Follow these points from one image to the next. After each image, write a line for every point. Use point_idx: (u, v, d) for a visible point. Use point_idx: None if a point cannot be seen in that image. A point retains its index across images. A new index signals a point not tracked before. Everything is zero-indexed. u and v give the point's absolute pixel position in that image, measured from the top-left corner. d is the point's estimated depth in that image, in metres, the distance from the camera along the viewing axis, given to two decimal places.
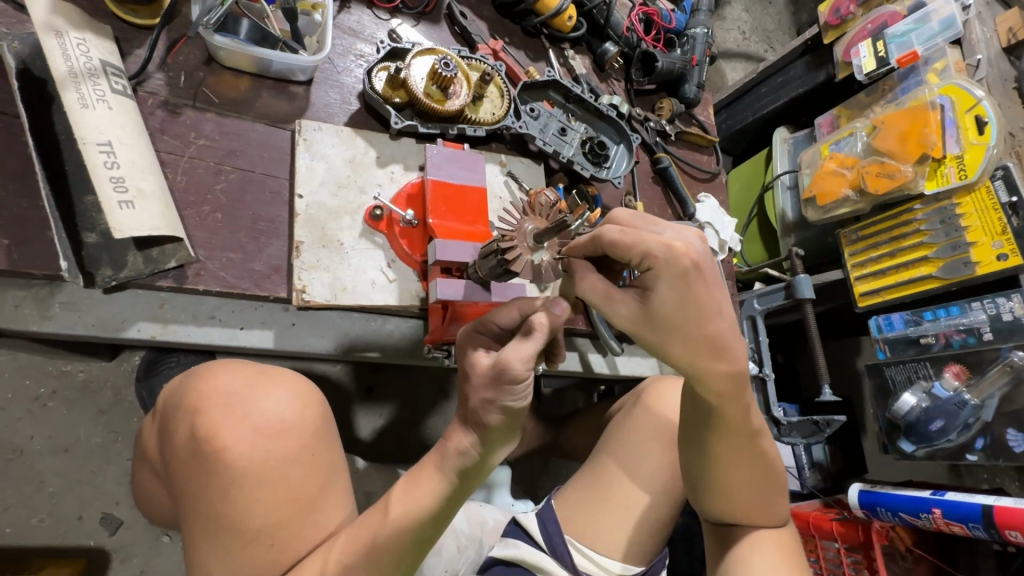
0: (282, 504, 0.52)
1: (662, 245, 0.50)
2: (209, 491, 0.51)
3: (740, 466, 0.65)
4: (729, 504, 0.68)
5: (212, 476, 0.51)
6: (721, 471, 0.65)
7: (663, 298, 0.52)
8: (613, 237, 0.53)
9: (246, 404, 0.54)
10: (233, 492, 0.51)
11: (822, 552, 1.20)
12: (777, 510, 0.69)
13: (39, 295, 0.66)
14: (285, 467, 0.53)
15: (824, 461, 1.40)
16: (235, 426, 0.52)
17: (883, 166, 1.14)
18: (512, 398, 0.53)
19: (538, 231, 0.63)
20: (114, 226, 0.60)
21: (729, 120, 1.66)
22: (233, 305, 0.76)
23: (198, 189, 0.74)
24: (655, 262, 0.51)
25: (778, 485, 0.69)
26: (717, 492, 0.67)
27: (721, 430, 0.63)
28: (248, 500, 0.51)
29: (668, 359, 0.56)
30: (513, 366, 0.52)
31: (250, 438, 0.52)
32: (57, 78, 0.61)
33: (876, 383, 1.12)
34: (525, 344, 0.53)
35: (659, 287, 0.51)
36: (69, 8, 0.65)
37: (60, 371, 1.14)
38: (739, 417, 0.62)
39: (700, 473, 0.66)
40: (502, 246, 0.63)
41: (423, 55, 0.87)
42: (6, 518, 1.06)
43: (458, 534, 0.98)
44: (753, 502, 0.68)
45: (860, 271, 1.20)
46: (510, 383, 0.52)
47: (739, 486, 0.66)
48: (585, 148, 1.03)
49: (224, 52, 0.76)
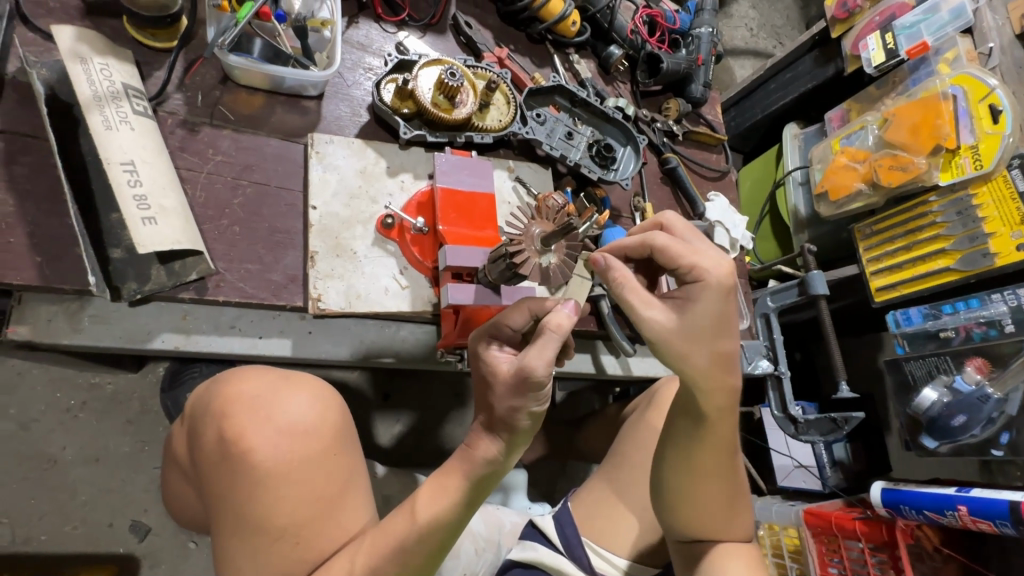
0: (305, 505, 0.53)
1: (713, 260, 0.54)
2: (235, 492, 0.53)
3: (716, 484, 0.66)
4: (701, 521, 0.69)
5: (238, 477, 0.53)
6: (698, 486, 0.66)
7: (701, 307, 0.54)
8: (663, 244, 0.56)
9: (269, 408, 0.55)
10: (258, 493, 0.52)
11: (845, 552, 1.16)
12: (743, 525, 0.72)
13: (69, 309, 0.68)
14: (308, 468, 0.54)
15: (846, 460, 1.38)
16: (260, 428, 0.54)
17: (895, 159, 1.13)
18: (537, 403, 0.53)
19: (546, 234, 0.64)
20: (139, 241, 0.63)
21: (738, 118, 1.66)
22: (253, 314, 0.78)
23: (216, 204, 0.76)
24: (701, 275, 0.55)
25: (746, 500, 0.71)
26: (701, 509, 0.68)
27: (708, 445, 0.64)
28: (273, 500, 0.52)
29: (690, 372, 0.56)
30: (536, 370, 0.51)
31: (274, 439, 0.53)
32: (82, 102, 0.64)
33: (897, 380, 1.09)
34: (545, 347, 0.52)
35: (701, 296, 0.54)
36: (93, 35, 0.68)
37: (89, 384, 1.17)
38: (724, 431, 0.63)
39: (677, 491, 0.67)
40: (509, 251, 0.63)
41: (430, 66, 0.89)
42: (41, 525, 1.10)
43: (476, 536, 0.99)
44: (723, 520, 0.69)
45: (875, 266, 1.18)
46: (534, 388, 0.52)
47: (712, 503, 0.68)
48: (592, 151, 1.04)
49: (238, 71, 0.79)
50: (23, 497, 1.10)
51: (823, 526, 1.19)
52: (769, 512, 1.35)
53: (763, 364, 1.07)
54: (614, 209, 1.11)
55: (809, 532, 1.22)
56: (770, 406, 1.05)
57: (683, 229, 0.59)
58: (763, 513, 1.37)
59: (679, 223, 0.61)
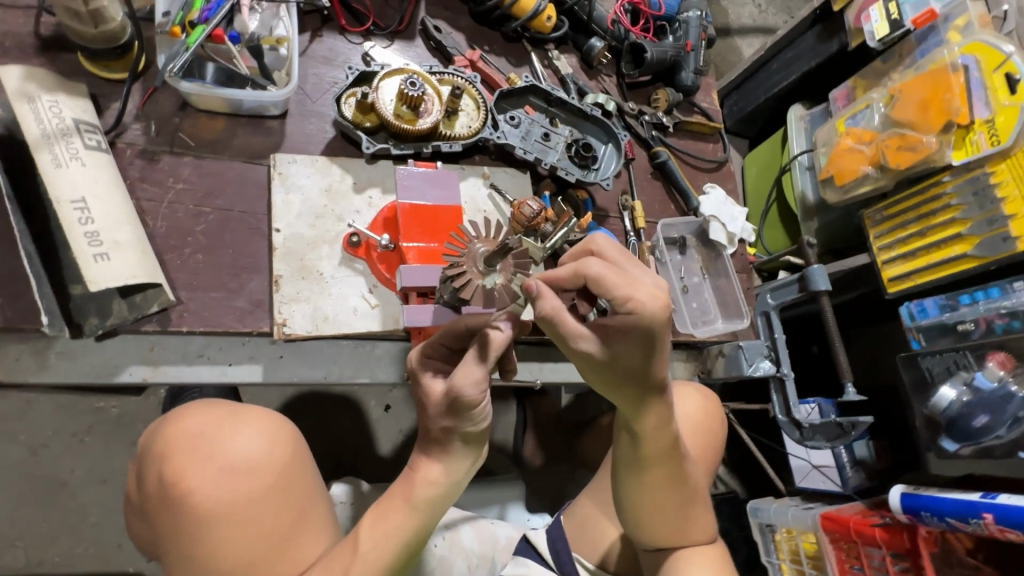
0: (252, 547, 0.52)
1: (650, 296, 0.51)
2: (181, 537, 0.52)
3: (665, 493, 0.72)
4: (658, 529, 0.75)
5: (182, 521, 0.52)
6: (651, 498, 0.72)
7: (629, 341, 0.53)
8: (599, 273, 0.52)
9: (214, 446, 0.54)
10: (202, 538, 0.51)
11: (866, 560, 1.09)
12: (703, 528, 0.77)
13: (36, 347, 0.68)
14: (252, 507, 0.53)
15: (868, 459, 1.28)
16: (200, 469, 0.53)
17: (903, 138, 1.06)
18: (471, 423, 0.53)
19: (489, 253, 0.57)
20: (90, 279, 0.63)
21: (739, 102, 1.57)
22: (221, 342, 0.77)
23: (178, 233, 0.76)
24: (637, 309, 0.51)
25: (701, 505, 0.77)
26: (655, 514, 0.73)
27: (655, 458, 0.69)
28: (218, 544, 0.51)
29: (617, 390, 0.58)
30: (464, 392, 0.51)
31: (214, 480, 0.52)
32: (31, 141, 0.64)
33: (913, 375, 1.01)
34: (476, 366, 0.52)
35: (637, 331, 0.52)
36: (43, 73, 0.68)
37: (95, 407, 1.18)
38: (668, 443, 0.68)
39: (630, 501, 0.73)
40: (450, 272, 0.58)
41: (391, 77, 0.87)
42: (55, 547, 1.10)
43: (469, 554, 0.95)
44: (678, 524, 0.75)
45: (886, 254, 1.10)
46: (466, 411, 0.52)
47: (666, 510, 0.73)
48: (571, 151, 1.00)
49: (195, 96, 0.78)
50: (33, 520, 1.10)
51: (841, 531, 1.13)
52: (784, 516, 1.28)
53: (765, 365, 1.02)
54: (601, 210, 1.07)
55: (826, 537, 1.16)
56: (773, 410, 1.02)
57: (619, 254, 0.56)
58: (778, 516, 1.29)
59: (617, 245, 0.57)
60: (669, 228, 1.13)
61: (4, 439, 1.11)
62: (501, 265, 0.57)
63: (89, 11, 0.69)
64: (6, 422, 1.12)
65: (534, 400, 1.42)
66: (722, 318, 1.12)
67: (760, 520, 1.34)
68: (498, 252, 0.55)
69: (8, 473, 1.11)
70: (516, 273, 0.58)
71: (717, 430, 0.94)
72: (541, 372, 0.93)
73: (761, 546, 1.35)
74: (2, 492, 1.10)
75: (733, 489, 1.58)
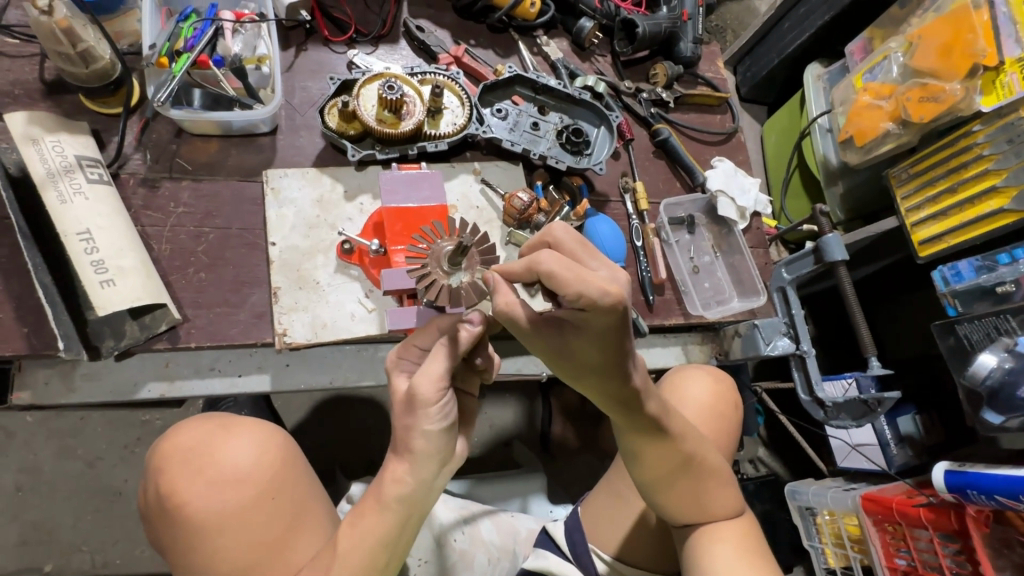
0: (245, 550, 0.60)
1: (600, 290, 0.49)
2: (182, 543, 0.61)
3: (668, 468, 0.70)
4: (674, 503, 0.73)
5: (182, 528, 0.61)
6: (656, 475, 0.71)
7: (585, 337, 0.54)
8: (549, 269, 0.50)
9: (208, 460, 0.63)
10: (200, 543, 0.60)
11: (913, 543, 1.03)
12: (726, 499, 0.75)
13: (63, 370, 0.74)
14: (243, 514, 0.61)
15: (914, 434, 1.19)
16: (196, 481, 0.62)
17: (925, 88, 0.98)
18: (429, 421, 0.55)
19: (451, 253, 0.62)
20: (99, 304, 0.68)
21: (753, 67, 1.48)
22: (230, 354, 0.81)
23: (182, 254, 0.80)
24: (589, 303, 0.49)
25: (718, 476, 0.75)
26: (662, 493, 0.72)
27: (652, 438, 0.68)
28: (214, 548, 0.60)
29: (587, 372, 0.59)
30: (422, 389, 0.54)
31: (205, 490, 0.61)
32: (37, 181, 0.69)
33: (950, 344, 0.95)
34: (434, 363, 0.55)
35: (586, 323, 0.52)
36: (44, 115, 0.73)
37: (142, 420, 1.26)
38: (657, 422, 0.66)
39: (639, 479, 0.72)
40: (415, 273, 0.63)
41: (371, 83, 0.89)
42: (116, 551, 1.19)
43: (489, 547, 0.94)
44: (695, 500, 0.73)
45: (916, 216, 1.03)
46: (427, 408, 0.55)
47: (672, 486, 0.72)
48: (561, 139, 0.98)
49: (187, 122, 0.82)
50: (95, 527, 1.19)
51: (884, 513, 1.06)
52: (824, 498, 1.21)
53: (783, 343, 0.97)
54: (600, 195, 1.04)
55: (869, 520, 1.09)
56: (794, 390, 0.97)
57: (576, 247, 0.55)
58: (818, 498, 1.23)
59: (575, 235, 0.56)
60: (674, 207, 1.09)
61: (65, 454, 1.21)
62: (467, 262, 0.63)
63: (78, 52, 0.74)
64: (65, 439, 1.22)
65: (557, 391, 1.40)
66: (738, 296, 1.09)
67: (799, 503, 1.27)
68: (458, 251, 0.61)
69: (72, 485, 1.20)
70: (480, 269, 0.63)
71: (731, 413, 0.91)
72: (548, 363, 0.95)
73: (802, 531, 1.28)
74: (66, 502, 1.19)
75: (774, 472, 1.51)
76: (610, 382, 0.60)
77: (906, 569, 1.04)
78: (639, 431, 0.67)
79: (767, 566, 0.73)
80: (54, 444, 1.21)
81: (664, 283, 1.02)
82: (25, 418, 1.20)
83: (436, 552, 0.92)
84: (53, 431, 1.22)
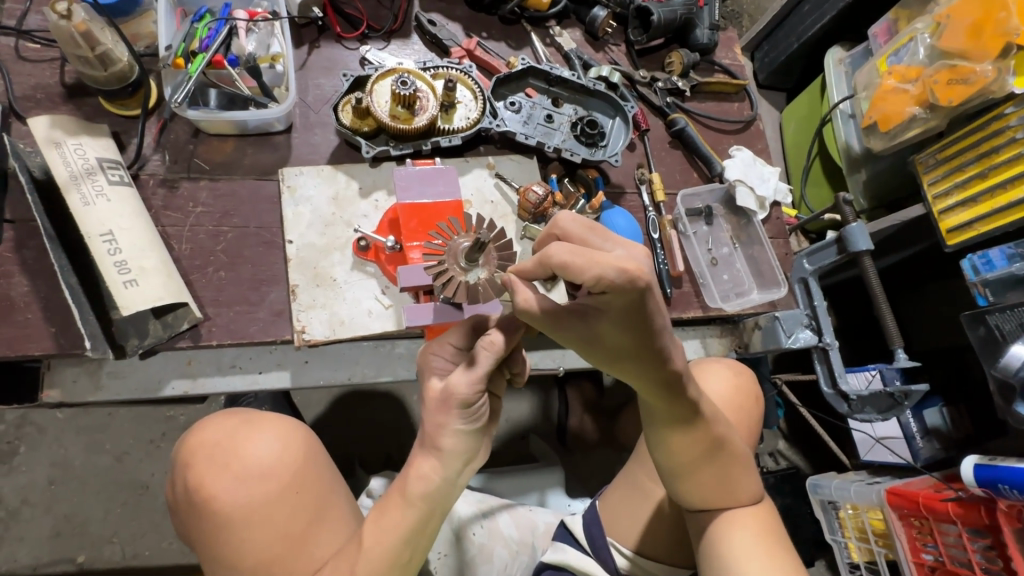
0: (271, 544, 0.61)
1: (618, 271, 0.48)
2: (211, 535, 0.62)
3: (698, 455, 0.70)
4: (701, 489, 0.72)
5: (209, 521, 0.62)
6: (684, 464, 0.71)
7: (606, 319, 0.53)
8: (563, 257, 0.49)
9: (233, 455, 0.64)
10: (227, 536, 0.61)
11: (940, 538, 1.00)
12: (751, 486, 0.75)
13: (90, 368, 0.76)
14: (268, 508, 0.62)
15: (942, 427, 1.18)
16: (221, 476, 0.63)
17: (954, 70, 0.95)
18: (467, 420, 0.56)
19: (467, 250, 0.62)
20: (122, 304, 0.69)
21: (771, 53, 1.45)
22: (250, 352, 0.82)
23: (202, 254, 0.81)
24: (609, 284, 0.49)
25: (743, 461, 0.74)
26: (688, 479, 0.72)
27: (676, 422, 0.67)
28: (240, 541, 0.61)
29: (609, 354, 0.58)
30: (458, 391, 0.54)
31: (232, 485, 0.62)
32: (61, 183, 0.71)
33: (980, 335, 0.92)
34: (471, 367, 0.55)
35: (609, 305, 0.52)
36: (66, 119, 0.74)
37: (166, 416, 1.29)
38: (689, 408, 0.66)
39: (666, 465, 0.72)
40: (432, 272, 0.63)
41: (384, 79, 0.88)
42: (144, 542, 1.22)
43: (509, 541, 0.94)
44: (723, 484, 0.72)
45: (944, 203, 1.00)
46: (462, 408, 0.55)
47: (703, 474, 0.71)
48: (576, 131, 0.97)
49: (203, 123, 0.82)
50: (124, 520, 1.22)
51: (911, 508, 1.04)
52: (847, 492, 1.19)
53: (806, 335, 0.95)
54: (616, 187, 1.02)
55: (893, 514, 1.07)
56: (817, 383, 0.95)
57: (590, 231, 0.54)
58: (840, 493, 1.21)
59: (583, 222, 0.55)
60: (692, 198, 1.06)
61: (94, 449, 1.24)
62: (483, 259, 0.63)
63: (97, 55, 0.75)
64: (94, 434, 1.25)
65: (573, 384, 1.40)
66: (758, 288, 1.06)
67: (822, 497, 1.26)
68: (475, 247, 0.61)
69: (100, 479, 1.23)
70: (498, 267, 0.63)
71: (753, 405, 0.90)
72: (564, 358, 0.94)
73: (824, 525, 1.27)
74: (95, 497, 1.22)
75: (795, 465, 1.49)
76: (641, 365, 0.59)
77: (933, 565, 1.01)
78: (668, 417, 0.67)
79: (786, 554, 0.73)
80: (83, 440, 1.25)
81: (682, 276, 1.00)
82: (55, 414, 1.24)
83: (456, 546, 0.93)
84: (82, 427, 1.25)
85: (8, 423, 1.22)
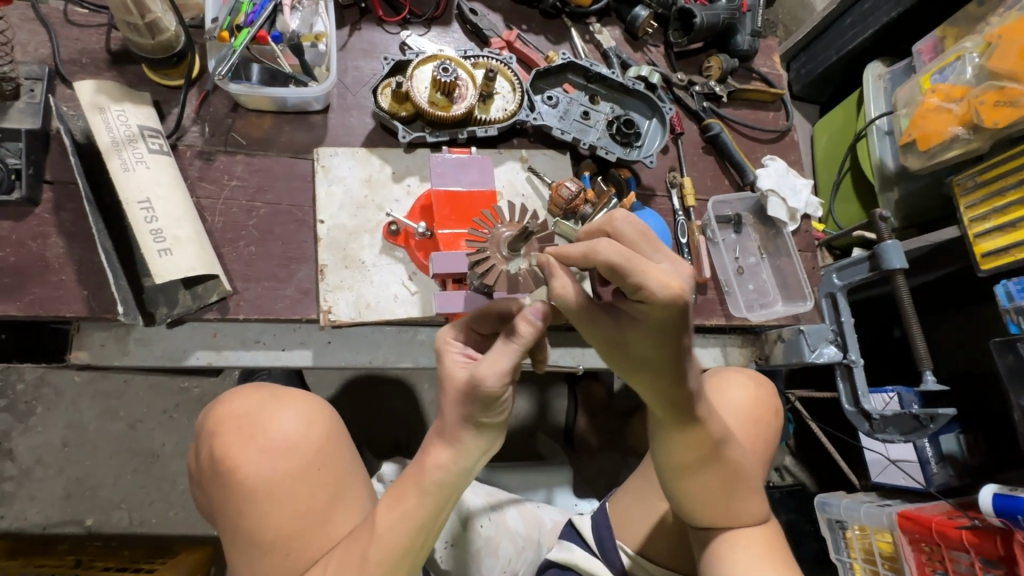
0: (292, 518, 0.62)
1: (659, 284, 0.48)
2: (232, 504, 0.63)
3: (703, 470, 0.69)
4: (697, 503, 0.71)
5: (232, 491, 0.63)
6: (685, 476, 0.70)
7: (640, 328, 0.53)
8: (607, 263, 0.49)
9: (259, 425, 0.65)
10: (250, 508, 0.62)
11: (951, 565, 0.99)
12: (750, 509, 0.74)
13: (118, 334, 0.76)
14: (293, 483, 0.63)
15: (958, 454, 1.15)
16: (247, 448, 0.63)
17: (1002, 92, 0.94)
18: (487, 414, 0.55)
19: (511, 239, 0.62)
20: (157, 273, 0.70)
21: (808, 65, 1.43)
22: (274, 328, 0.81)
23: (234, 228, 0.81)
24: (648, 293, 0.49)
25: (749, 485, 0.73)
26: (687, 496, 0.71)
27: (691, 434, 0.67)
28: (263, 514, 0.61)
29: (630, 357, 0.57)
30: (486, 381, 0.52)
31: (258, 458, 0.63)
32: (103, 149, 0.71)
33: (1009, 362, 0.90)
34: (501, 357, 0.53)
35: (644, 315, 0.52)
36: (110, 84, 0.75)
37: (180, 387, 1.30)
38: (705, 424, 0.66)
39: (667, 474, 0.71)
40: (474, 258, 0.63)
41: (426, 65, 0.88)
42: (151, 510, 1.23)
43: (515, 535, 0.94)
44: (724, 507, 0.72)
45: (980, 227, 0.98)
46: (485, 398, 0.53)
47: (704, 491, 0.71)
48: (612, 129, 0.96)
49: (243, 97, 0.83)
50: (133, 486, 1.24)
51: (922, 533, 1.02)
52: (856, 512, 1.17)
53: (831, 351, 0.94)
54: (647, 188, 1.01)
55: (904, 538, 1.06)
56: (839, 400, 0.94)
57: (635, 237, 0.54)
58: (849, 512, 1.19)
59: (635, 226, 0.55)
60: (722, 205, 1.06)
61: (108, 415, 1.26)
62: (525, 248, 0.63)
63: (146, 23, 0.76)
64: (109, 400, 1.26)
65: (585, 384, 1.40)
66: (782, 300, 1.05)
67: (830, 515, 1.24)
68: (519, 237, 0.61)
69: (113, 445, 1.24)
70: (537, 255, 0.63)
71: (772, 419, 0.89)
72: (585, 357, 0.94)
73: (829, 543, 1.25)
74: (107, 461, 1.24)
75: (801, 482, 1.48)
76: (664, 379, 0.59)
77: None
78: (677, 429, 0.67)
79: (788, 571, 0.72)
80: (98, 404, 1.26)
81: (708, 282, 0.99)
82: (73, 377, 1.25)
83: (463, 536, 0.92)
84: (98, 391, 1.26)
85: (27, 382, 1.24)
